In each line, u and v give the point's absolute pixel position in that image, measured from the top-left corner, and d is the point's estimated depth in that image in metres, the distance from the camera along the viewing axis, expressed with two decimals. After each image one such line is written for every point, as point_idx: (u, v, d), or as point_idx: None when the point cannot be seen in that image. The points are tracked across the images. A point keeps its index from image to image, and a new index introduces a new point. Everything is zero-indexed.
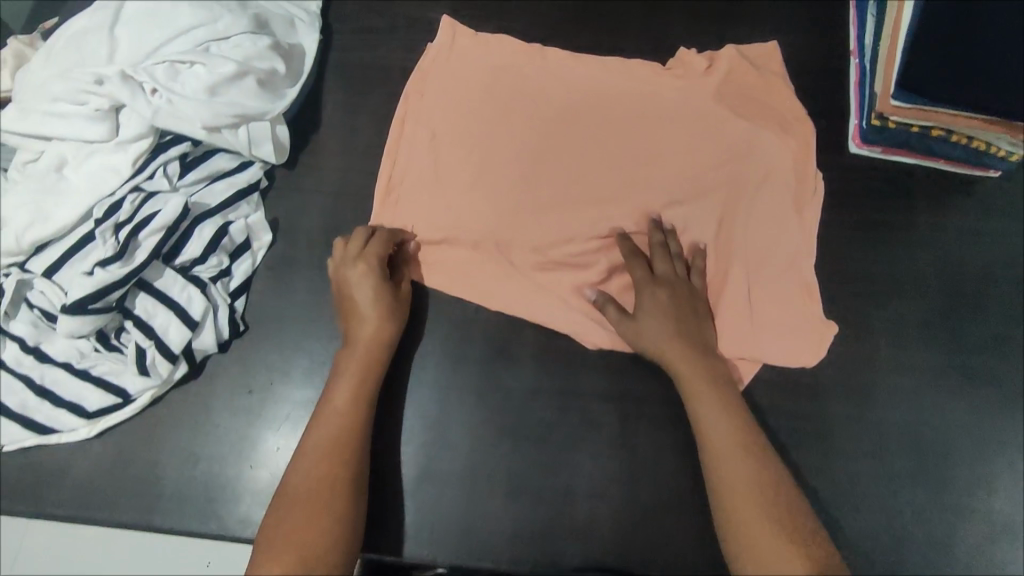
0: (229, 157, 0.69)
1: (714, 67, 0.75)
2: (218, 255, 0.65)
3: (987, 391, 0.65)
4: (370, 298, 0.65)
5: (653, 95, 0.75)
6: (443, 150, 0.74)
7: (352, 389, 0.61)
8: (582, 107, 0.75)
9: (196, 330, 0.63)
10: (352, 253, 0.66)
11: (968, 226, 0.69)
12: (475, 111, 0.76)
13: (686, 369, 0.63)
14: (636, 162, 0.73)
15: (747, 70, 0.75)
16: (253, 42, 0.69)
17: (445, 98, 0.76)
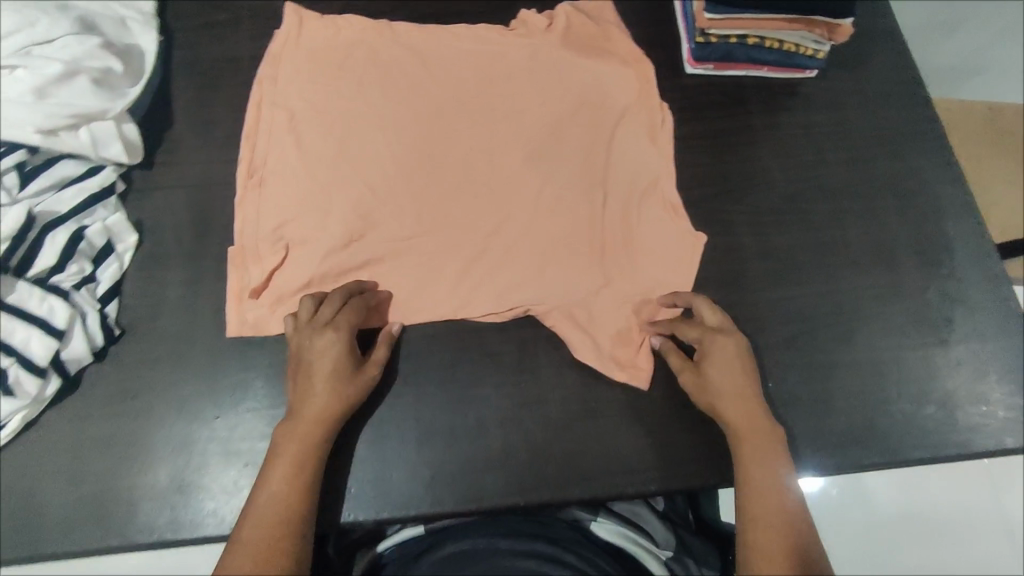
0: (76, 163, 0.67)
1: (554, 24, 0.81)
2: (77, 262, 0.64)
3: (836, 255, 0.74)
4: (326, 376, 0.60)
5: (500, 55, 0.79)
6: (300, 128, 0.73)
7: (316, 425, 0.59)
8: (436, 71, 0.77)
9: (64, 340, 0.61)
10: (322, 317, 0.62)
11: (794, 122, 0.81)
12: (328, 88, 0.75)
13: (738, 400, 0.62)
14: (496, 113, 0.76)
15: (583, 20, 0.81)
16: (81, 42, 0.68)
17: (300, 78, 0.76)
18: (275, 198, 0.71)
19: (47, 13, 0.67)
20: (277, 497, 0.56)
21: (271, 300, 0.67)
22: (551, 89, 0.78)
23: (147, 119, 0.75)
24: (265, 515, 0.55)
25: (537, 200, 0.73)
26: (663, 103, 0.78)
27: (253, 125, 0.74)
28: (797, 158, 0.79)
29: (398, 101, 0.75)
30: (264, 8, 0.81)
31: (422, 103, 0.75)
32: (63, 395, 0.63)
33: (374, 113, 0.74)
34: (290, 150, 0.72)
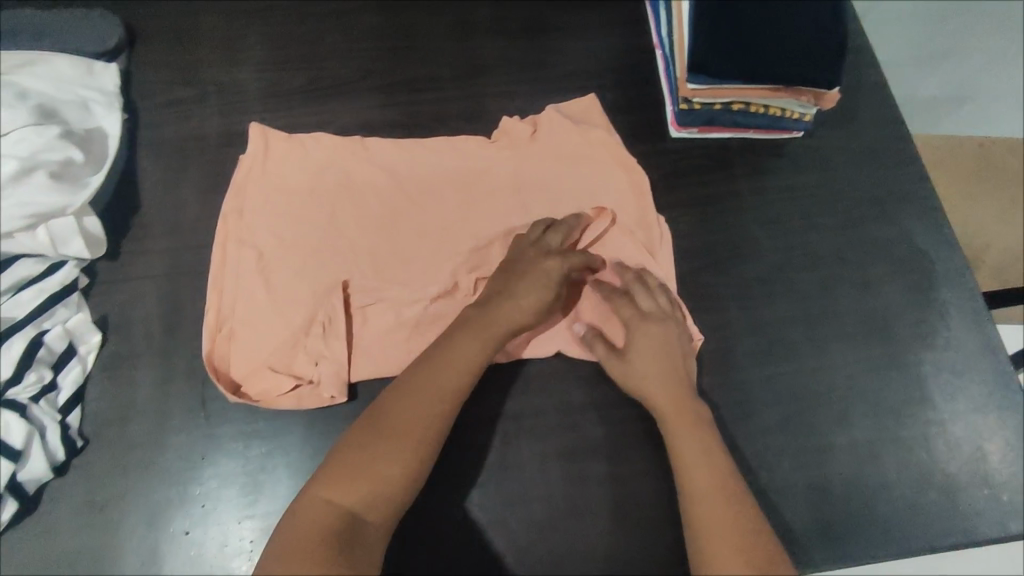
0: (35, 262, 0.64)
1: (538, 132, 0.77)
2: (36, 370, 0.61)
3: (831, 329, 0.72)
4: (536, 281, 0.66)
5: (483, 168, 0.75)
6: (273, 269, 0.69)
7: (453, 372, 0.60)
8: (413, 192, 0.73)
9: (21, 460, 0.57)
10: (532, 237, 0.70)
11: (783, 186, 0.79)
12: (299, 219, 0.71)
13: (672, 398, 0.63)
14: (481, 234, 0.72)
15: (569, 131, 0.77)
16: (38, 134, 0.65)
17: (269, 214, 0.71)
18: (257, 350, 0.66)
19: (3, 104, 0.64)
20: (398, 433, 0.56)
21: (247, 434, 0.64)
22: (539, 203, 0.74)
23: (110, 205, 0.72)
24: (369, 455, 0.54)
25: (536, 325, 0.69)
26: (658, 214, 0.75)
27: (218, 268, 0.69)
28: (787, 224, 0.77)
29: (376, 230, 0.71)
30: (232, 81, 0.79)
31: (402, 227, 0.72)
32: (22, 516, 0.59)
33: (352, 247, 0.70)
34: (262, 291, 0.68)
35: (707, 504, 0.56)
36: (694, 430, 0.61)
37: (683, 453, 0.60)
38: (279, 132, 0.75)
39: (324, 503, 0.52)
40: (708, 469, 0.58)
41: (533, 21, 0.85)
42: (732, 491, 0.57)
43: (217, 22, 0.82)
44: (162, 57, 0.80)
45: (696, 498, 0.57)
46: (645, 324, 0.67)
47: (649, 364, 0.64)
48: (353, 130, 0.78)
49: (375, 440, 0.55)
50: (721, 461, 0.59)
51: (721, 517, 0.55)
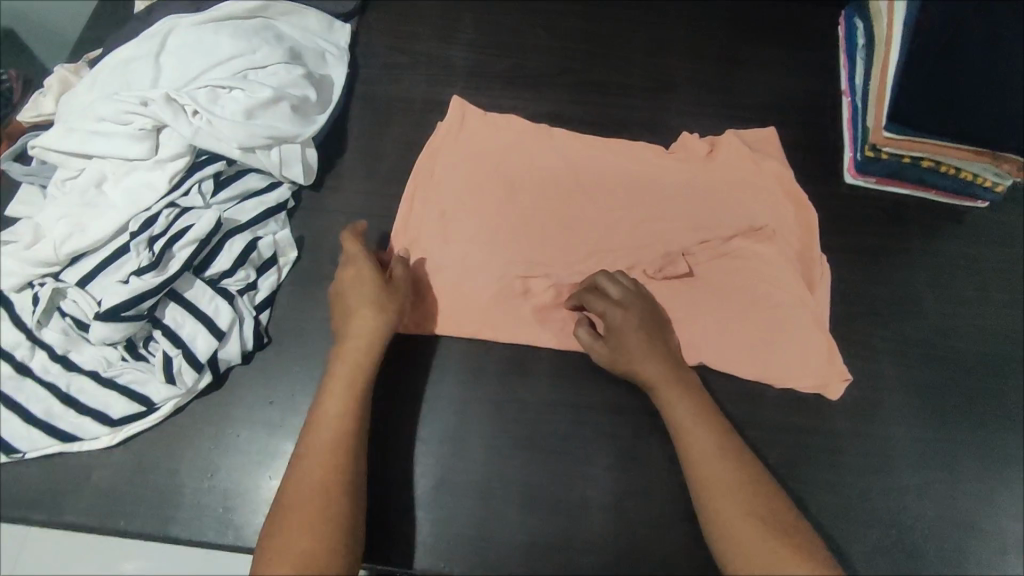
0: (260, 177, 0.74)
1: (715, 151, 0.80)
2: (246, 269, 0.70)
3: (987, 407, 0.70)
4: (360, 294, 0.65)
5: (657, 174, 0.78)
6: (451, 227, 0.75)
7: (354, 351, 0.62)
8: (588, 183, 0.78)
9: (222, 340, 0.67)
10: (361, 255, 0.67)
11: (959, 252, 0.76)
12: (481, 187, 0.77)
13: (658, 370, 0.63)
14: (644, 234, 0.75)
15: (747, 156, 0.79)
16: (288, 71, 0.75)
17: (453, 179, 0.78)
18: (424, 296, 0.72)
19: (266, 43, 0.75)
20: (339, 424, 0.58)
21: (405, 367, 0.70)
22: (707, 218, 0.76)
23: (323, 144, 0.81)
24: (329, 454, 0.57)
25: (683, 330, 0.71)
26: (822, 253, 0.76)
27: (404, 218, 0.76)
28: (957, 291, 0.75)
29: (549, 210, 0.76)
30: (441, 56, 0.87)
31: (573, 213, 0.76)
32: (210, 390, 0.68)
33: (524, 222, 0.75)
34: (436, 245, 0.74)
35: (727, 511, 0.55)
36: (703, 432, 0.59)
37: (694, 455, 0.59)
38: (475, 109, 0.82)
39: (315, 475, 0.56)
40: (725, 471, 0.57)
41: (727, 49, 0.88)
42: (743, 489, 0.56)
43: (436, 1, 0.90)
44: (386, 25, 0.89)
45: (716, 502, 0.56)
46: (622, 312, 0.65)
47: (634, 345, 0.64)
48: (541, 117, 0.84)
49: (336, 408, 0.59)
50: (725, 465, 0.57)
51: (740, 518, 0.54)
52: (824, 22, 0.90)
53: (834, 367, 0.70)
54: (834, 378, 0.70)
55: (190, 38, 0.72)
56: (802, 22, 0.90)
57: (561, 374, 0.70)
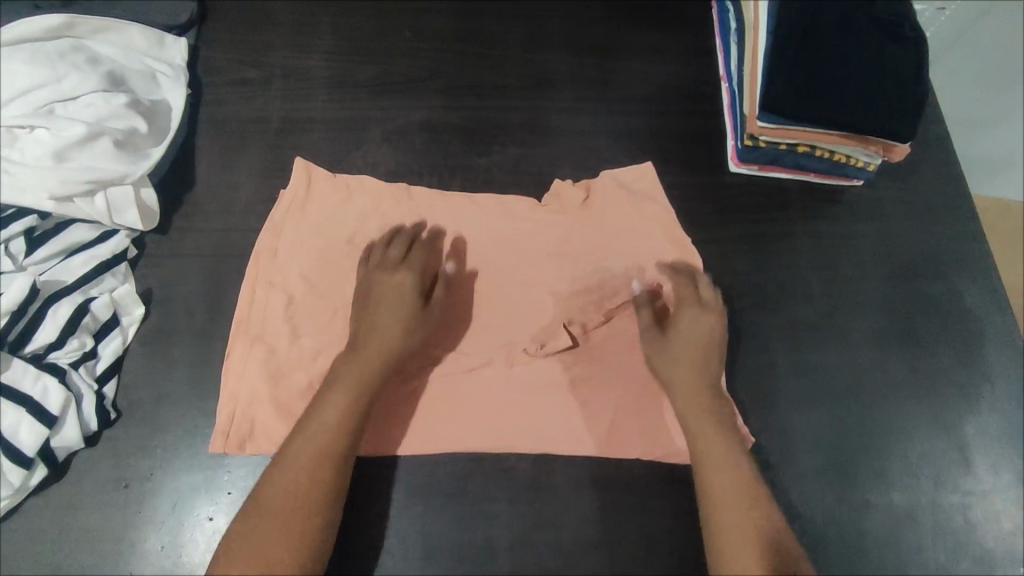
0: (89, 227, 0.64)
1: (592, 199, 0.76)
2: (79, 337, 0.60)
3: (872, 384, 0.72)
4: (403, 290, 0.64)
5: (532, 235, 0.74)
6: (304, 314, 0.67)
7: (341, 417, 0.58)
8: (458, 254, 0.72)
9: (55, 425, 0.57)
10: (390, 261, 0.66)
11: (838, 232, 0.78)
12: (335, 271, 0.69)
13: (695, 373, 0.64)
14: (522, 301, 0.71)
15: (623, 205, 0.75)
16: (107, 101, 0.65)
17: (306, 261, 0.69)
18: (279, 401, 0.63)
19: (76, 68, 0.65)
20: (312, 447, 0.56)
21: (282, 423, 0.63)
22: (589, 275, 0.72)
23: (167, 178, 0.71)
24: (287, 486, 0.55)
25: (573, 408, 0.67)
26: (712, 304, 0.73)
27: (245, 310, 0.66)
28: (839, 272, 0.76)
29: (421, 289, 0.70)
30: (298, 69, 0.79)
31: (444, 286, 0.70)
32: (49, 482, 0.58)
33: None
34: (289, 337, 0.66)
35: (737, 507, 0.57)
36: (726, 450, 0.60)
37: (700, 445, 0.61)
38: (325, 171, 0.73)
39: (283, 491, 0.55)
40: (723, 457, 0.60)
41: (603, 41, 0.85)
42: (744, 477, 0.59)
43: (288, 7, 0.82)
44: (232, 37, 0.80)
45: (714, 486, 0.59)
46: (394, 281, 0.64)
47: (683, 351, 0.65)
48: (415, 128, 0.77)
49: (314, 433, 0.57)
50: (730, 456, 0.60)
51: (735, 505, 0.58)
52: (697, 6, 0.89)
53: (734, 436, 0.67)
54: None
55: None
56: (675, 7, 0.88)
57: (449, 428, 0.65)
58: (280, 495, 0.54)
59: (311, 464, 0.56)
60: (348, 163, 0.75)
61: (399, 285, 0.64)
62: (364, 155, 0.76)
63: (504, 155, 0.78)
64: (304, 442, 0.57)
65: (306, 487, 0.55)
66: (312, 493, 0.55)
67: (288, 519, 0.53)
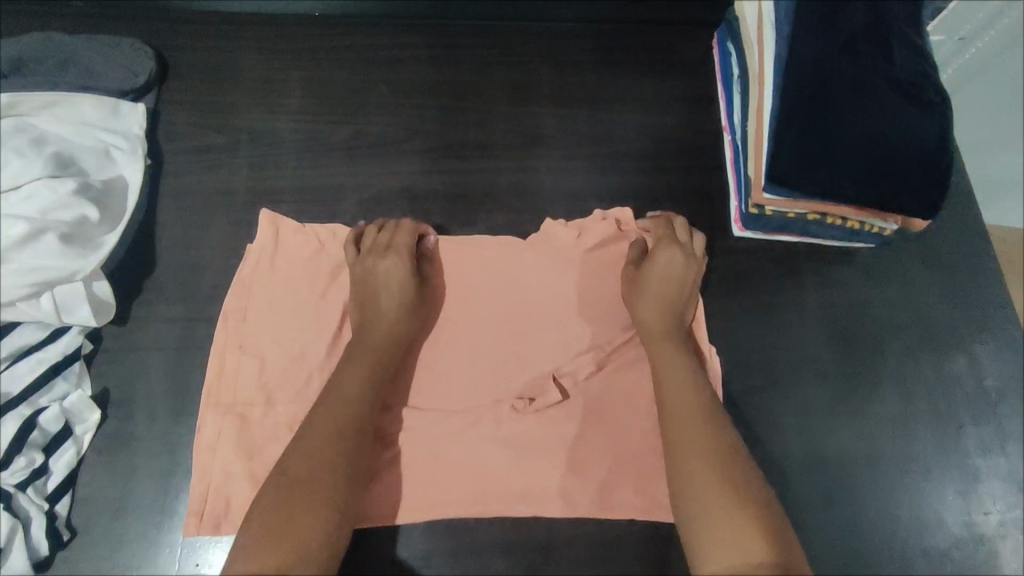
0: (36, 328, 0.59)
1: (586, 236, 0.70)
2: (27, 454, 0.56)
3: (889, 471, 0.67)
4: (396, 292, 0.63)
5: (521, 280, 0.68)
6: (279, 381, 0.63)
7: (359, 377, 0.59)
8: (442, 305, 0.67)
9: (1, 557, 0.53)
10: (382, 242, 0.65)
11: (850, 301, 0.73)
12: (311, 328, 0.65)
13: (660, 326, 0.64)
14: (507, 369, 0.66)
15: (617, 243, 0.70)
16: (53, 189, 0.60)
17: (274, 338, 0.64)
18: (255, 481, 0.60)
19: (17, 154, 0.59)
20: (323, 429, 0.55)
21: None
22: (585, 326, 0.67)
23: (125, 261, 0.66)
24: (303, 468, 0.52)
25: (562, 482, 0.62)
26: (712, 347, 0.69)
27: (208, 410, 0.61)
28: (851, 346, 0.71)
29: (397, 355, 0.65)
30: (266, 131, 0.73)
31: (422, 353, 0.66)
32: None
33: None
34: (259, 420, 0.62)
35: (695, 467, 0.55)
36: (689, 410, 0.59)
37: (674, 438, 0.58)
38: (293, 221, 0.68)
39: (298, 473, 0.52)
40: (705, 443, 0.56)
41: (595, 90, 0.79)
42: (720, 466, 0.55)
43: (254, 61, 0.76)
44: (194, 97, 0.74)
45: (688, 482, 0.55)
46: (386, 260, 0.64)
47: (651, 310, 0.64)
48: (394, 195, 0.72)
49: (329, 417, 0.56)
50: (705, 447, 0.56)
51: (712, 499, 0.53)
52: (696, 49, 0.83)
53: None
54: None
55: None
56: (673, 50, 0.82)
57: (433, 517, 0.61)
58: (300, 471, 0.52)
59: (326, 448, 0.54)
60: None
61: (394, 269, 0.63)
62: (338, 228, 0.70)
63: (490, 224, 0.72)
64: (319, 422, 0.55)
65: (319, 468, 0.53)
66: (327, 475, 0.53)
67: (302, 501, 0.51)
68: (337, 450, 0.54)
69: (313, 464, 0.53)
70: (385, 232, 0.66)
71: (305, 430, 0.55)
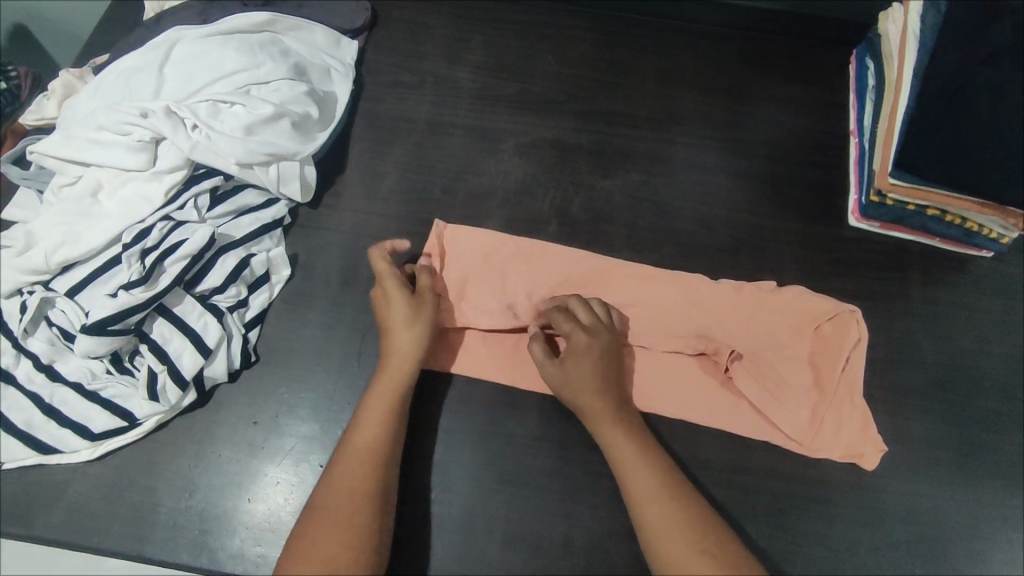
0: (258, 193, 0.74)
1: (737, 198, 0.81)
2: (237, 286, 0.69)
3: (982, 463, 0.69)
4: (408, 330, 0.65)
5: (681, 224, 0.79)
6: (474, 263, 0.74)
7: (384, 409, 0.62)
8: (598, 227, 0.78)
9: (209, 358, 0.66)
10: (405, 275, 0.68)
11: (961, 301, 0.76)
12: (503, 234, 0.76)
13: (592, 382, 0.64)
14: (678, 300, 0.72)
15: (774, 206, 0.80)
16: (291, 88, 0.75)
17: (473, 240, 0.75)
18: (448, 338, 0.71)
19: (271, 58, 0.75)
20: (370, 436, 0.60)
21: None
22: (734, 274, 0.77)
23: (324, 160, 0.80)
24: (352, 471, 0.58)
25: (722, 400, 0.70)
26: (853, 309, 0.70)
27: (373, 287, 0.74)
28: (958, 343, 0.74)
29: (577, 275, 0.73)
30: (448, 77, 0.86)
31: (597, 282, 0.73)
32: (196, 406, 0.67)
33: (561, 251, 0.74)
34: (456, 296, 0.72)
35: (647, 502, 0.57)
36: (631, 451, 0.60)
37: (608, 436, 0.62)
38: (478, 143, 0.82)
39: (371, 439, 0.60)
40: (655, 471, 0.59)
41: (735, 82, 0.88)
42: (676, 493, 0.58)
43: (447, 22, 0.90)
44: (394, 44, 0.88)
45: (655, 508, 0.57)
46: (586, 337, 0.65)
47: (582, 374, 0.64)
48: (546, 141, 0.82)
49: (371, 424, 0.61)
50: (623, 452, 0.61)
51: (655, 505, 0.57)
52: (832, 60, 0.90)
53: (868, 436, 0.68)
54: (867, 447, 0.68)
55: (193, 52, 0.72)
56: (812, 57, 0.90)
57: (554, 400, 0.69)
58: (352, 471, 0.58)
59: (365, 460, 0.59)
60: (480, 168, 0.81)
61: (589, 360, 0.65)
62: (496, 162, 0.81)
63: (626, 179, 0.81)
64: (363, 432, 0.61)
65: (373, 455, 0.59)
66: (375, 464, 0.59)
67: (352, 502, 0.57)
68: (380, 466, 0.59)
69: (359, 467, 0.58)
70: (605, 316, 0.68)
71: (352, 435, 0.60)
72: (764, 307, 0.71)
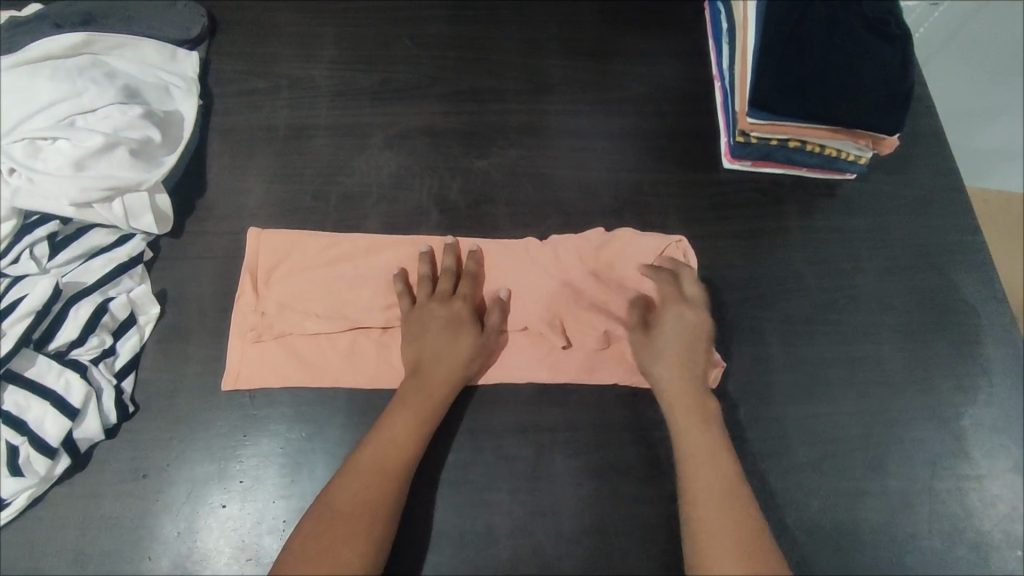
0: (106, 233, 0.68)
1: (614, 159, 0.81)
2: (98, 336, 0.64)
3: (869, 374, 0.72)
4: (459, 350, 0.66)
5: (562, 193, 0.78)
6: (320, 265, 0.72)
7: (410, 422, 0.62)
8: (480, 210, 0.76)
9: (77, 418, 0.61)
10: (443, 291, 0.69)
11: (832, 225, 0.79)
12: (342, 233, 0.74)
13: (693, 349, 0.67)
14: (503, 268, 0.73)
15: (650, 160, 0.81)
16: (123, 112, 0.68)
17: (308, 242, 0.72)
18: (334, 347, 0.69)
19: (93, 82, 0.68)
20: (395, 448, 0.60)
21: (291, 417, 0.66)
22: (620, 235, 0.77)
23: (180, 185, 0.75)
24: (350, 492, 0.58)
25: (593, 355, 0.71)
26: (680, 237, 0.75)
27: (251, 310, 0.69)
28: (835, 266, 0.77)
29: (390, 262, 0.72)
30: (304, 77, 0.82)
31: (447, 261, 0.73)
32: (73, 472, 0.62)
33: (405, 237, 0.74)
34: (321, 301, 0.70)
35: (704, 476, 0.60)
36: (692, 424, 0.64)
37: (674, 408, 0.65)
38: (345, 142, 0.78)
39: (383, 451, 0.60)
40: (715, 445, 0.62)
41: (598, 42, 0.87)
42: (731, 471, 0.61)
43: (294, 19, 0.85)
44: (240, 49, 0.83)
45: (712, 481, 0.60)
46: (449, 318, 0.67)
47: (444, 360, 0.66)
48: (415, 129, 0.80)
49: (401, 431, 0.61)
50: (693, 426, 0.63)
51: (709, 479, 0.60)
52: (689, 9, 0.91)
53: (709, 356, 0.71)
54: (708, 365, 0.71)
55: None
56: (669, 8, 0.90)
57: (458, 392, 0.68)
58: (358, 490, 0.58)
59: (372, 479, 0.58)
60: (349, 167, 0.77)
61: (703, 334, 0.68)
62: (367, 159, 0.78)
63: (503, 156, 0.79)
64: (385, 444, 0.60)
65: (389, 470, 0.59)
66: (386, 482, 0.59)
67: (347, 522, 0.56)
68: (383, 487, 0.58)
69: (363, 485, 0.58)
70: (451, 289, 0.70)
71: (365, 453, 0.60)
72: (592, 258, 0.74)
